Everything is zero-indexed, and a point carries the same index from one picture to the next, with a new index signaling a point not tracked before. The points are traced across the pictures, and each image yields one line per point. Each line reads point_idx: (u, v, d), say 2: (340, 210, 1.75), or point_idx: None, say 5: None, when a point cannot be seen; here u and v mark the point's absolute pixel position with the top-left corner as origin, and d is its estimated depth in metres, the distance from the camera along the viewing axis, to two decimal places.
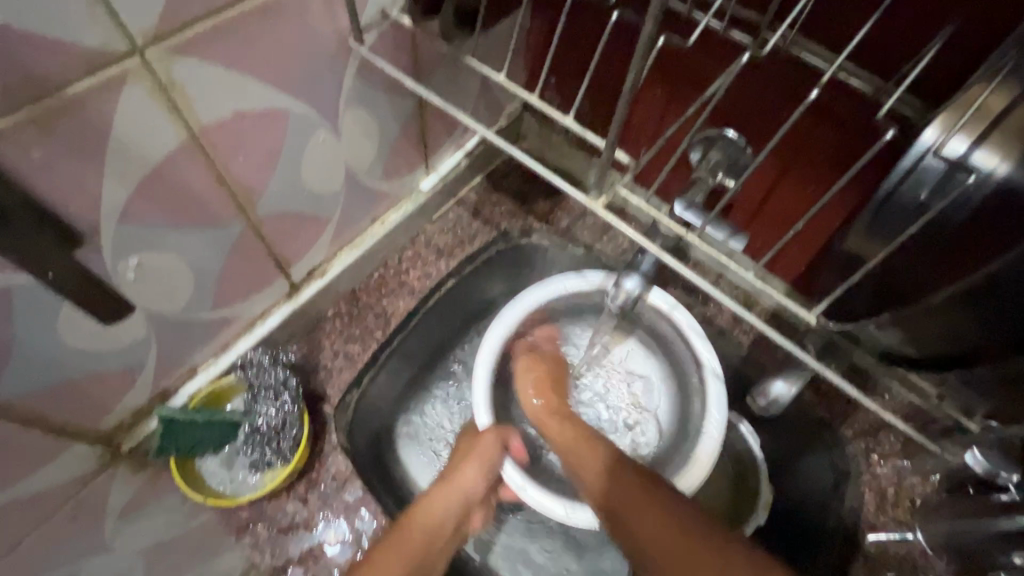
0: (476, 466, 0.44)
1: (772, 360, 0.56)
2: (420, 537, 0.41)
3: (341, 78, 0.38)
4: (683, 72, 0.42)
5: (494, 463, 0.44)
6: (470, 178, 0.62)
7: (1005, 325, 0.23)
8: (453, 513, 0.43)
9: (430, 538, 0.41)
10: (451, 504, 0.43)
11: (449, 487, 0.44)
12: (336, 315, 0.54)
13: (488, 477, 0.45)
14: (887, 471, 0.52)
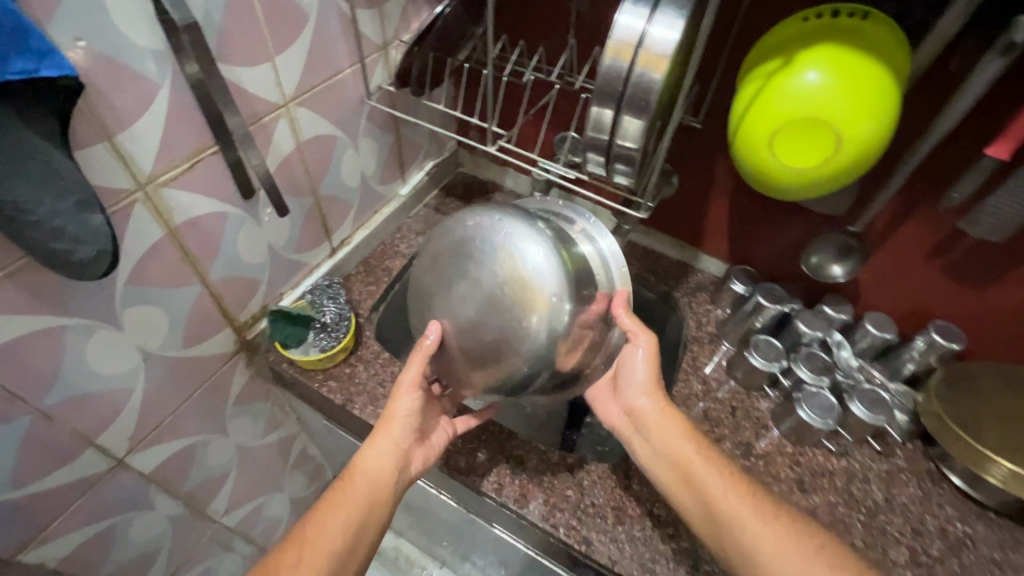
0: (398, 421, 0.61)
1: (631, 264, 0.92)
2: (358, 485, 0.57)
3: (359, 118, 0.74)
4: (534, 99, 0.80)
5: (409, 409, 0.61)
6: (430, 189, 0.99)
7: (611, 116, 0.51)
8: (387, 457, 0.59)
9: (368, 485, 0.57)
10: (386, 448, 0.59)
11: (379, 439, 0.60)
12: (358, 271, 0.87)
13: (410, 426, 0.61)
14: (702, 310, 0.85)
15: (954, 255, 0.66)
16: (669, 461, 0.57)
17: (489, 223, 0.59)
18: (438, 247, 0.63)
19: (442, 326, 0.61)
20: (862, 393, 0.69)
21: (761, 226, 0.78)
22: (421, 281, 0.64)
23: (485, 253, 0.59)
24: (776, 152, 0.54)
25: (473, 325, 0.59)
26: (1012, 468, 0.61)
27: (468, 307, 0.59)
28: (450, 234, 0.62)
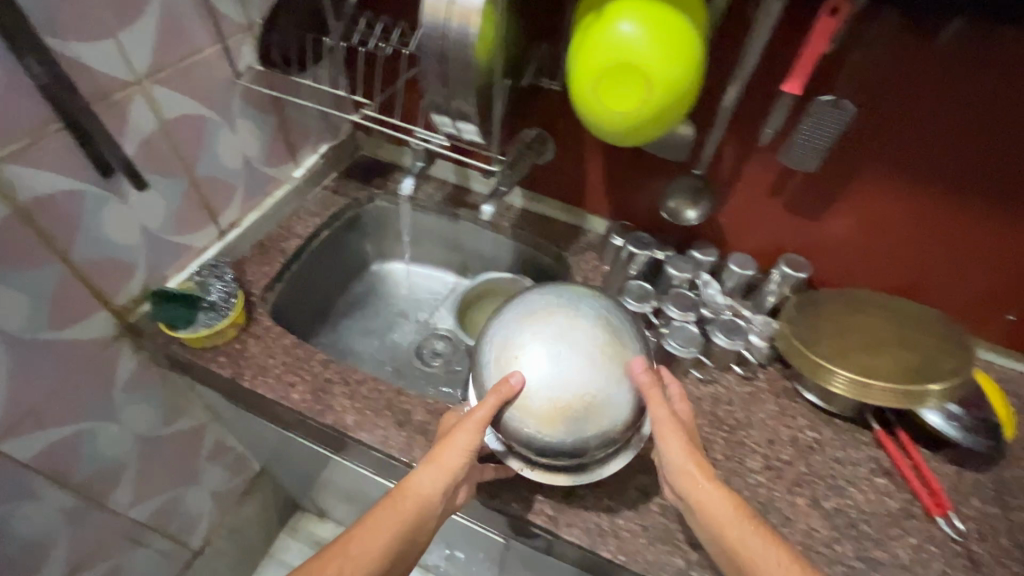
0: (455, 456, 0.57)
1: (525, 230, 0.97)
2: (406, 505, 0.57)
3: (233, 98, 0.76)
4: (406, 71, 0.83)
5: (468, 448, 0.57)
6: (327, 172, 1.01)
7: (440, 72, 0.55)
8: (438, 485, 0.57)
9: (414, 507, 0.57)
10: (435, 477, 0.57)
11: (431, 468, 0.57)
12: (252, 254, 0.87)
13: (466, 461, 0.58)
14: (588, 266, 0.91)
15: (790, 189, 0.74)
16: (724, 549, 0.55)
17: (591, 300, 0.61)
18: (527, 302, 0.61)
19: (529, 375, 0.56)
20: (721, 324, 0.76)
21: (628, 181, 0.85)
22: (496, 342, 0.59)
23: (581, 329, 0.58)
24: (617, 108, 0.59)
25: (563, 379, 0.55)
26: (851, 376, 0.66)
27: (561, 357, 0.56)
28: (547, 294, 0.62)
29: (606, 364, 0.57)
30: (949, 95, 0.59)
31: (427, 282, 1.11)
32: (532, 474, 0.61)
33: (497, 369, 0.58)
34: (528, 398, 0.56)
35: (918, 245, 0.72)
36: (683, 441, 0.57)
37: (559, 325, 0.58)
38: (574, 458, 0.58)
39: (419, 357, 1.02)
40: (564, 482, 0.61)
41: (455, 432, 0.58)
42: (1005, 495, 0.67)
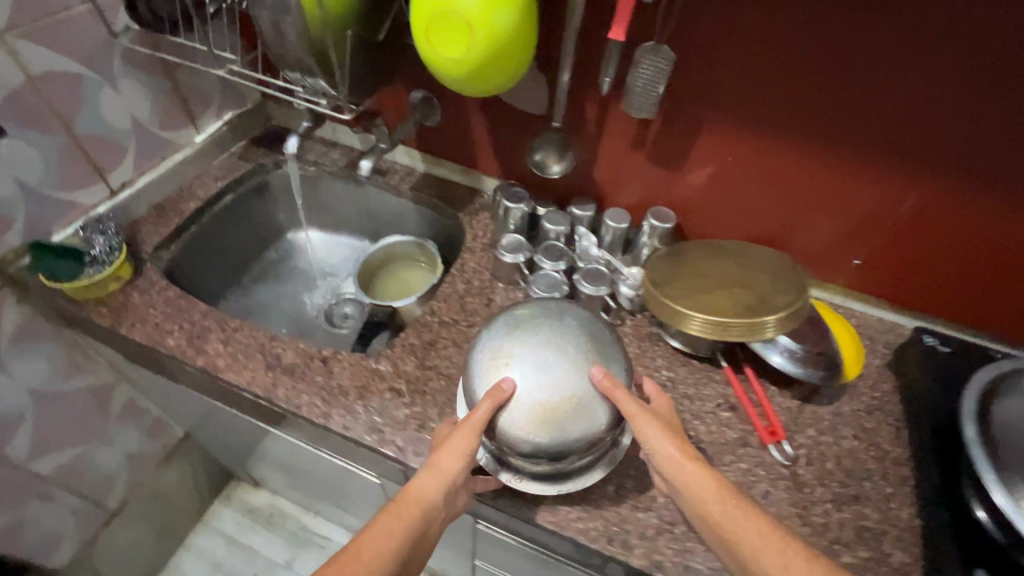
0: (454, 459, 0.57)
1: (424, 193, 1.00)
2: (411, 507, 0.56)
3: (112, 58, 0.78)
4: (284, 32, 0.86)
5: (466, 452, 0.57)
6: (235, 139, 1.03)
7: None
8: (440, 486, 0.57)
9: (419, 509, 0.56)
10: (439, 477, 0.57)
11: (430, 472, 0.57)
12: (148, 215, 0.90)
13: (465, 464, 0.58)
14: (479, 224, 0.94)
15: (649, 141, 0.78)
16: (719, 532, 0.54)
17: (577, 312, 0.62)
18: (520, 312, 0.61)
19: (519, 381, 0.56)
20: (586, 273, 0.79)
21: (510, 139, 0.88)
22: (489, 349, 0.59)
23: (573, 341, 0.58)
24: (452, 55, 0.61)
25: (552, 387, 0.55)
26: (704, 319, 0.68)
27: (550, 365, 0.56)
28: (538, 307, 0.62)
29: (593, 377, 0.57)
30: (765, 36, 0.64)
31: (336, 247, 1.13)
32: (521, 485, 0.61)
33: (488, 375, 0.57)
34: (515, 405, 0.55)
35: (768, 191, 0.76)
36: (663, 428, 0.58)
37: (550, 334, 0.58)
38: (557, 460, 0.58)
39: (325, 317, 1.05)
40: (547, 492, 0.61)
41: (452, 439, 0.58)
42: (839, 426, 0.71)
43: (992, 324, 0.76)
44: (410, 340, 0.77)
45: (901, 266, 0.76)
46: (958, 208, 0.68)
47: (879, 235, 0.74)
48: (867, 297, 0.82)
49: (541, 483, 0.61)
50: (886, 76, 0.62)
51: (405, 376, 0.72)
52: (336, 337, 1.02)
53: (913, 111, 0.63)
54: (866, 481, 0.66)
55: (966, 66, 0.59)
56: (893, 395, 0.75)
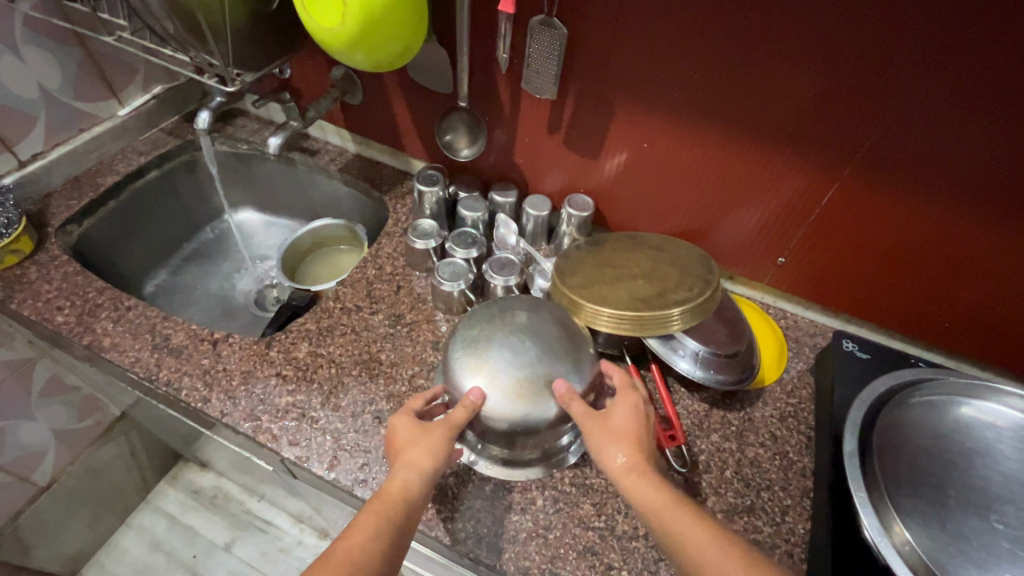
0: (429, 451, 0.52)
1: (353, 174, 0.96)
2: (392, 505, 0.48)
3: (10, 23, 0.76)
4: None
5: (440, 447, 0.53)
6: (164, 115, 1.01)
7: None
8: (421, 480, 0.50)
9: (400, 508, 0.49)
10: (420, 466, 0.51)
11: (406, 467, 0.51)
12: (61, 189, 0.88)
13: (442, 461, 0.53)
14: (402, 208, 0.91)
15: (567, 125, 0.74)
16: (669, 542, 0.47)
17: (550, 307, 0.65)
18: (492, 311, 0.64)
19: (497, 362, 0.58)
20: (494, 263, 0.76)
21: (431, 120, 0.84)
22: (463, 346, 0.61)
23: (548, 329, 0.61)
24: (328, 24, 0.58)
25: (527, 367, 0.58)
26: (611, 315, 0.64)
27: (526, 344, 0.59)
28: (503, 309, 0.64)
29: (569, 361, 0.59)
30: (703, 17, 0.58)
31: (271, 228, 1.11)
32: (495, 471, 0.61)
33: (466, 356, 0.59)
34: (493, 381, 0.57)
35: (688, 181, 0.73)
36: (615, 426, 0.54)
37: (526, 326, 0.61)
38: (530, 438, 0.59)
39: (252, 299, 1.04)
40: (519, 476, 0.61)
41: (426, 432, 0.54)
42: (746, 433, 0.67)
43: (921, 326, 0.72)
44: (307, 324, 0.74)
45: (826, 264, 0.72)
46: (877, 203, 0.64)
47: (802, 230, 0.71)
48: (795, 295, 0.78)
49: (512, 467, 0.61)
50: (859, 66, 0.55)
51: (294, 362, 0.69)
52: (260, 319, 1.00)
53: (887, 107, 0.56)
54: (765, 492, 0.62)
55: (949, 54, 0.51)
56: (810, 401, 0.70)
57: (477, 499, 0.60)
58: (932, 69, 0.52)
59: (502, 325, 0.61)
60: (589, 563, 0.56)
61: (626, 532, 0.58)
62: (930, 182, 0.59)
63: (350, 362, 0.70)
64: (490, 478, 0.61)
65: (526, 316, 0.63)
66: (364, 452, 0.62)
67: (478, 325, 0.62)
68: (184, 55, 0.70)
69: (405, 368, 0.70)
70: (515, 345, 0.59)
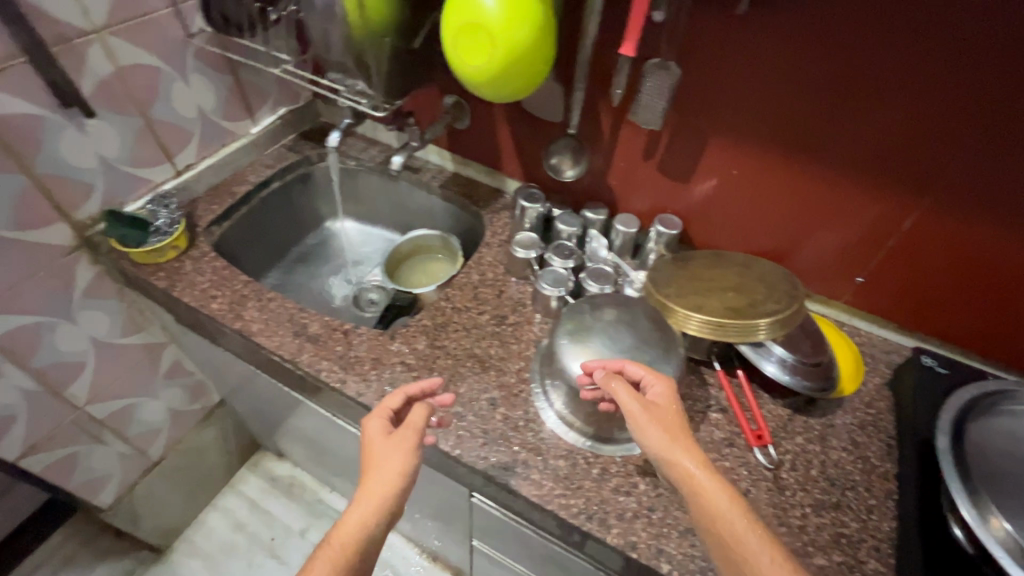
0: (384, 469, 0.59)
1: (450, 191, 1.07)
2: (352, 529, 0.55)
3: (187, 54, 0.89)
4: None
5: (395, 464, 0.59)
6: (286, 133, 1.14)
7: None
8: (378, 496, 0.57)
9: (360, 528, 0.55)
10: (391, 489, 0.58)
11: (369, 482, 0.58)
12: (205, 195, 1.01)
13: (400, 469, 0.59)
14: (498, 222, 1.00)
15: (660, 151, 0.82)
16: (702, 505, 0.53)
17: (643, 305, 0.74)
18: (587, 310, 0.74)
19: (596, 349, 0.68)
20: (591, 273, 0.84)
21: (531, 143, 0.94)
22: (566, 335, 0.71)
23: (641, 324, 0.70)
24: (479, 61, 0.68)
25: (624, 355, 0.67)
26: (705, 319, 0.72)
27: (627, 334, 0.70)
28: (601, 307, 0.74)
29: (664, 352, 0.68)
30: (789, 59, 0.66)
31: (369, 235, 1.23)
32: (591, 446, 0.70)
33: (574, 342, 0.69)
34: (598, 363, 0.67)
35: (773, 205, 0.80)
36: (659, 421, 0.59)
37: (621, 320, 0.71)
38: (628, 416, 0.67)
39: (351, 298, 1.15)
40: (615, 453, 0.69)
41: (378, 448, 0.61)
42: (828, 436, 0.73)
43: (993, 344, 0.76)
44: (423, 321, 0.83)
45: (903, 286, 0.78)
46: (951, 227, 0.69)
47: (880, 253, 0.76)
48: (868, 313, 0.83)
49: (604, 444, 0.70)
50: (934, 104, 0.62)
51: (415, 353, 0.79)
52: (360, 317, 1.12)
53: (958, 141, 0.63)
54: (849, 490, 0.68)
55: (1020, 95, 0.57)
56: (888, 412, 0.75)
57: (586, 480, 0.67)
58: (1004, 108, 0.59)
59: (596, 320, 0.71)
60: (690, 543, 0.62)
61: None
62: (1012, 213, 0.65)
63: (464, 354, 0.79)
64: (595, 462, 0.68)
65: (620, 313, 0.72)
66: (483, 433, 0.71)
67: (575, 321, 0.72)
68: (339, 85, 0.80)
69: (512, 362, 0.79)
70: (603, 338, 0.69)
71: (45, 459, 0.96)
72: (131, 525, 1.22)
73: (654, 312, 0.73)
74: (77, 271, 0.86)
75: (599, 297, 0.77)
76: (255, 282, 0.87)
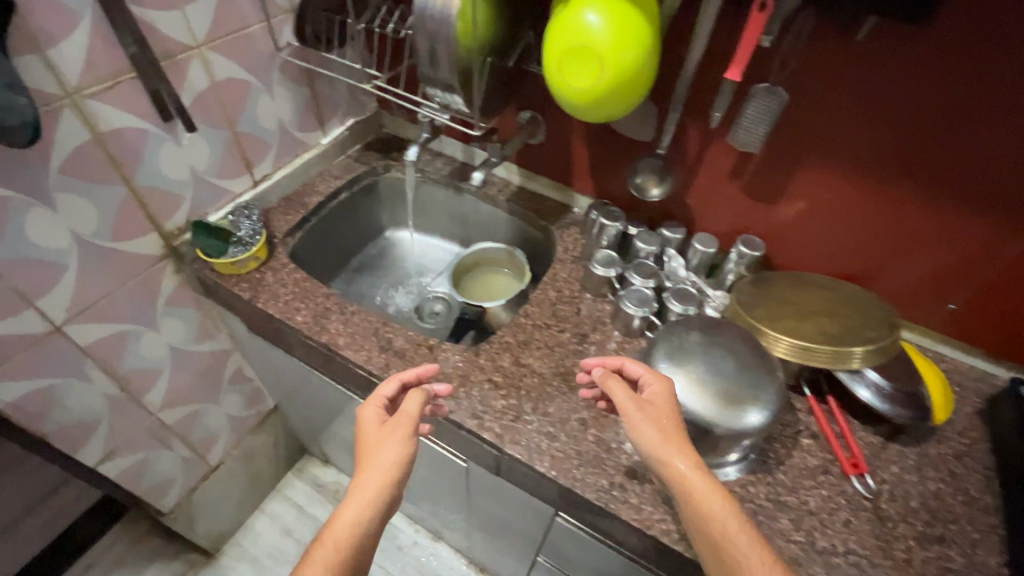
0: (377, 458, 0.62)
1: (518, 205, 1.07)
2: (349, 521, 0.59)
3: (272, 67, 0.90)
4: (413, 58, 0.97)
5: (389, 454, 0.63)
6: (352, 143, 1.15)
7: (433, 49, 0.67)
8: (376, 486, 0.61)
9: (358, 520, 0.59)
10: (385, 480, 0.61)
11: (363, 474, 0.62)
12: (279, 206, 1.02)
13: (396, 458, 0.62)
14: (570, 238, 1.00)
15: (747, 174, 0.81)
16: (690, 500, 0.58)
17: (737, 329, 0.73)
18: (680, 333, 0.73)
19: (694, 374, 0.68)
20: (675, 293, 0.84)
21: (609, 160, 0.94)
22: (661, 359, 0.71)
23: (738, 349, 0.70)
24: (583, 85, 0.68)
25: (724, 382, 0.67)
26: (800, 344, 0.71)
27: (728, 361, 0.69)
28: (694, 330, 0.73)
29: (764, 379, 0.68)
30: (898, 91, 0.64)
31: (429, 244, 1.23)
32: None
33: (672, 364, 0.69)
34: (699, 388, 0.67)
35: (862, 231, 0.78)
36: (654, 420, 0.62)
37: (717, 344, 0.71)
38: (728, 443, 0.67)
39: (413, 307, 1.15)
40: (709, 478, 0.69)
41: (372, 437, 0.65)
42: (924, 467, 0.72)
43: None
44: (505, 338, 0.83)
45: (997, 316, 0.76)
46: None
47: (975, 284, 0.74)
48: (956, 341, 0.82)
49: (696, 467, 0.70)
50: None
51: (501, 370, 0.79)
52: (422, 326, 1.11)
53: None
54: (951, 523, 0.67)
55: None
56: (983, 443, 0.74)
57: None
58: None
59: (689, 343, 0.71)
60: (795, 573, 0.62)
61: (826, 548, 0.64)
62: None
63: (550, 373, 0.79)
64: None
65: (713, 337, 0.72)
66: (576, 454, 0.70)
67: (668, 346, 0.72)
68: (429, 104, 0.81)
69: None
70: (697, 362, 0.69)
71: (120, 464, 0.97)
72: (188, 528, 1.23)
73: (748, 336, 0.73)
74: (162, 281, 0.88)
75: (690, 320, 0.76)
76: (335, 295, 0.87)
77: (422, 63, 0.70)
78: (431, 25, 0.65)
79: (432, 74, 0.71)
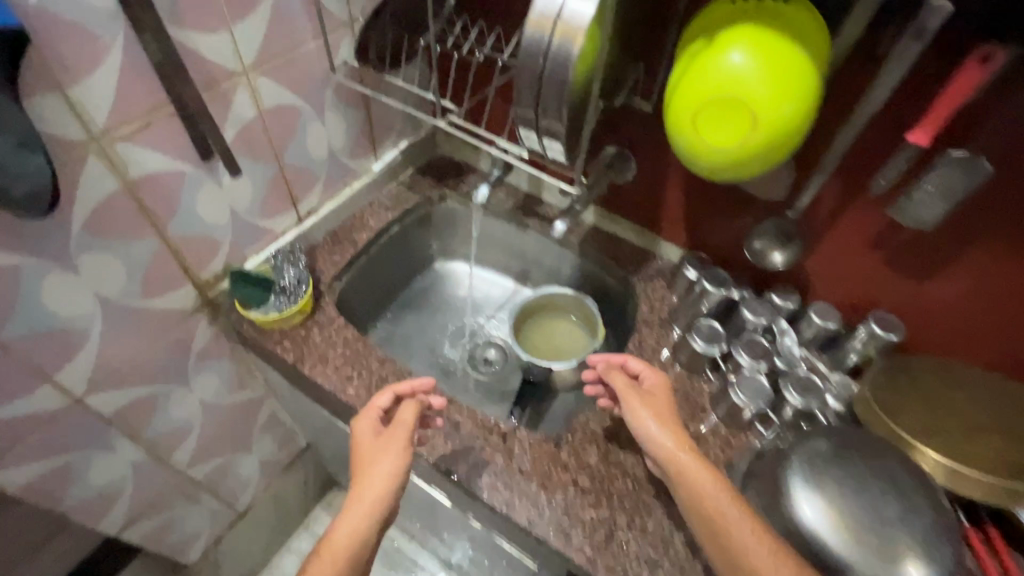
0: (373, 466, 0.58)
1: (592, 249, 0.94)
2: (344, 538, 0.54)
3: (325, 91, 0.77)
4: (485, 82, 0.84)
5: (389, 462, 0.58)
6: (404, 168, 1.02)
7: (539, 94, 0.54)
8: (376, 497, 0.56)
9: (352, 537, 0.54)
10: (382, 495, 0.57)
11: (358, 487, 0.57)
12: (324, 243, 0.90)
13: (396, 467, 0.58)
14: (656, 296, 0.86)
15: (897, 245, 0.67)
16: (691, 491, 0.56)
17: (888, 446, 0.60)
18: (816, 445, 0.60)
19: (845, 508, 0.55)
20: (794, 382, 0.70)
21: (712, 210, 0.80)
22: (800, 482, 0.57)
23: (895, 474, 0.57)
24: (724, 143, 0.55)
25: (882, 521, 0.54)
26: (974, 471, 0.58)
27: (886, 493, 0.56)
28: (834, 443, 0.60)
29: (929, 517, 0.55)
30: None
31: (484, 277, 1.10)
32: None
33: (817, 496, 0.56)
34: (857, 534, 0.53)
35: None
36: (652, 408, 0.63)
37: (867, 465, 0.58)
38: None
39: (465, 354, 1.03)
40: None
41: (367, 441, 0.61)
42: None
43: None
44: (590, 425, 0.71)
45: None
46: None
47: None
48: None
49: None
50: None
51: (587, 469, 0.66)
52: (475, 381, 0.99)
53: None
54: None
55: None
56: None
57: None
58: None
59: (833, 461, 0.58)
60: None
61: None
62: None
63: (646, 474, 0.66)
64: None
65: (860, 454, 0.59)
66: None
67: (809, 462, 0.58)
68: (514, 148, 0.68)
69: None
70: (847, 489, 0.56)
71: (145, 527, 0.88)
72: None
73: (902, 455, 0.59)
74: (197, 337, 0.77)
75: (824, 427, 0.63)
76: (390, 360, 0.76)
77: (519, 108, 0.57)
78: (541, 66, 0.52)
79: (530, 121, 0.57)
